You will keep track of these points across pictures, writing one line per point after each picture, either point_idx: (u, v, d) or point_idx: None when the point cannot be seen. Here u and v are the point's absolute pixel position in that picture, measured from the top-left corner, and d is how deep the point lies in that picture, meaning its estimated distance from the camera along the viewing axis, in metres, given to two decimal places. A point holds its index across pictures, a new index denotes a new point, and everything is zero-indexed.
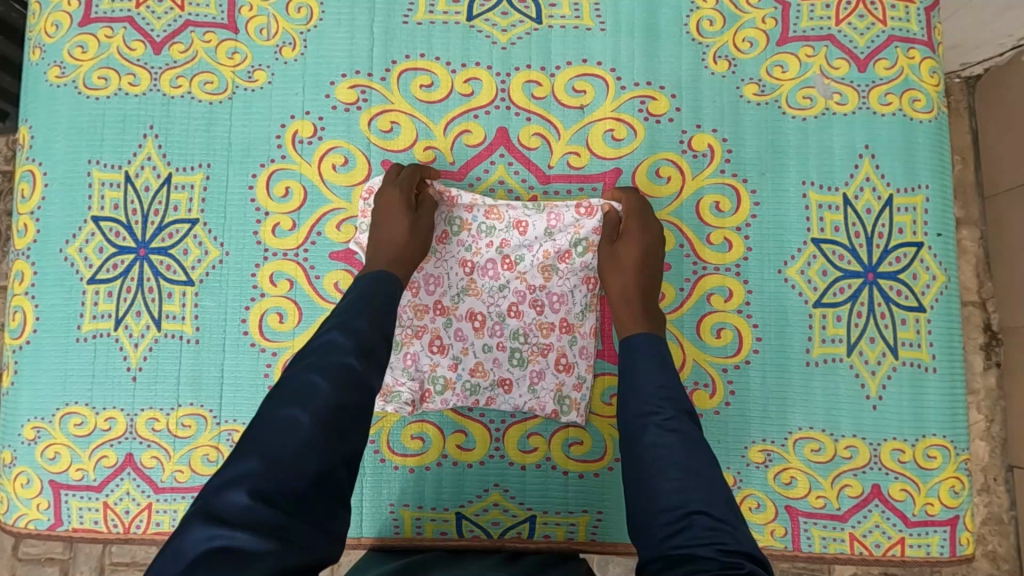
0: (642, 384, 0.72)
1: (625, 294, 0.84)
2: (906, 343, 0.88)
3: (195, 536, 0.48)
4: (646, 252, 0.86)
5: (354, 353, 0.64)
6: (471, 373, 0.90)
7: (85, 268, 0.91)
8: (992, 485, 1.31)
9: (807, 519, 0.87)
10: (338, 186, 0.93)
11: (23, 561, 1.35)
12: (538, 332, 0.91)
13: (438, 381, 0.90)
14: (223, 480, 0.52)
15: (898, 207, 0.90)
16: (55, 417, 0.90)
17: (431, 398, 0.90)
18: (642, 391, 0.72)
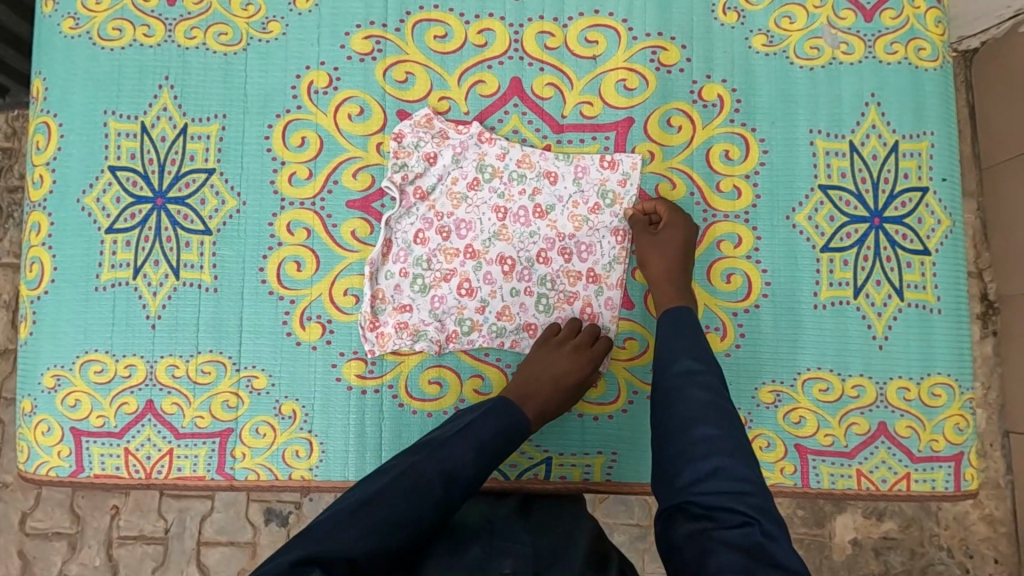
0: (670, 362, 0.75)
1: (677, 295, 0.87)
2: (912, 285, 0.90)
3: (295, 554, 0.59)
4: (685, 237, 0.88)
5: (464, 488, 0.70)
6: (498, 317, 0.92)
7: (102, 218, 0.92)
8: (990, 451, 1.35)
9: (816, 457, 0.89)
10: (354, 134, 0.94)
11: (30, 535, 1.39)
12: (566, 279, 0.93)
13: (465, 323, 0.92)
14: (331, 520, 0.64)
15: (904, 153, 0.92)
16: (75, 364, 0.91)
17: (458, 338, 0.92)
18: (670, 367, 0.75)
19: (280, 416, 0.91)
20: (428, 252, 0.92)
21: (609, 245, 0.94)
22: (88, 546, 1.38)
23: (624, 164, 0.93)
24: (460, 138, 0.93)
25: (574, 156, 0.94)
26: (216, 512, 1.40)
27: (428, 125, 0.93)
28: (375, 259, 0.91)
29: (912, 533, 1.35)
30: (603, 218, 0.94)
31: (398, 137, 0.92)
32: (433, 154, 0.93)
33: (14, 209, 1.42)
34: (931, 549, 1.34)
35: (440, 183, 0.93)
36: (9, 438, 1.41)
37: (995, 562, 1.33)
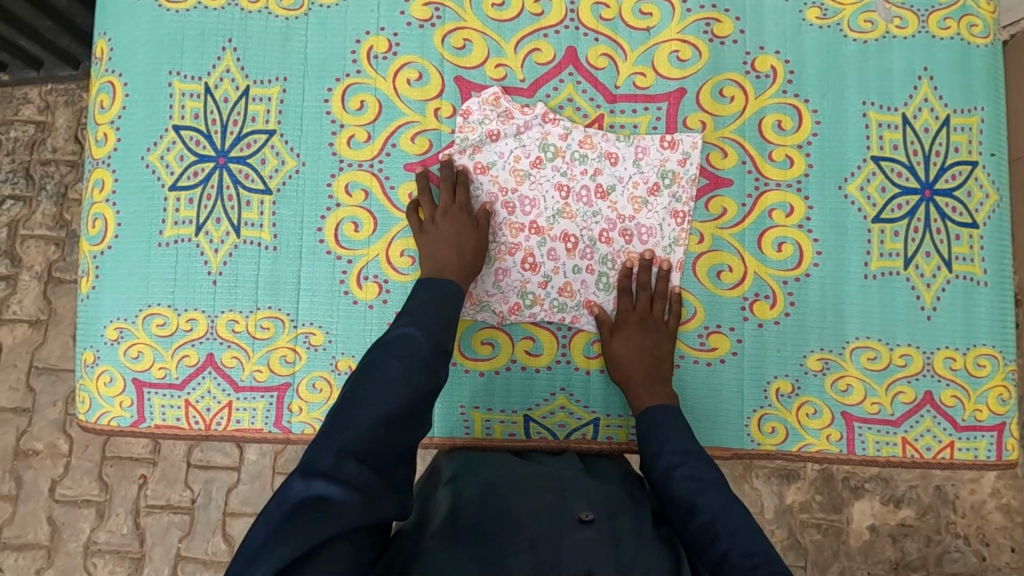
0: (662, 446, 0.80)
1: (629, 390, 0.88)
2: (960, 258, 0.92)
3: (294, 488, 0.58)
4: (654, 348, 0.90)
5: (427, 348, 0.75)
6: (560, 292, 0.94)
7: (166, 175, 0.94)
8: None
9: (861, 424, 0.91)
10: (413, 100, 0.96)
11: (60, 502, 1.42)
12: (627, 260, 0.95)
13: (527, 296, 0.94)
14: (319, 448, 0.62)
15: (955, 127, 0.93)
16: (138, 318, 0.93)
17: (521, 311, 0.94)
18: (663, 449, 0.79)
19: (337, 372, 0.93)
20: (494, 226, 0.94)
21: (670, 228, 0.94)
22: (116, 514, 1.42)
23: (685, 144, 0.95)
24: (524, 119, 0.95)
25: (636, 138, 0.96)
26: (242, 483, 1.43)
27: (495, 104, 0.95)
28: None
29: (930, 521, 1.38)
30: (662, 200, 0.95)
31: (465, 113, 0.95)
32: (497, 132, 0.95)
33: (46, 180, 1.47)
34: (948, 536, 1.38)
35: (501, 160, 0.95)
36: (39, 406, 1.44)
37: (1011, 551, 1.38)
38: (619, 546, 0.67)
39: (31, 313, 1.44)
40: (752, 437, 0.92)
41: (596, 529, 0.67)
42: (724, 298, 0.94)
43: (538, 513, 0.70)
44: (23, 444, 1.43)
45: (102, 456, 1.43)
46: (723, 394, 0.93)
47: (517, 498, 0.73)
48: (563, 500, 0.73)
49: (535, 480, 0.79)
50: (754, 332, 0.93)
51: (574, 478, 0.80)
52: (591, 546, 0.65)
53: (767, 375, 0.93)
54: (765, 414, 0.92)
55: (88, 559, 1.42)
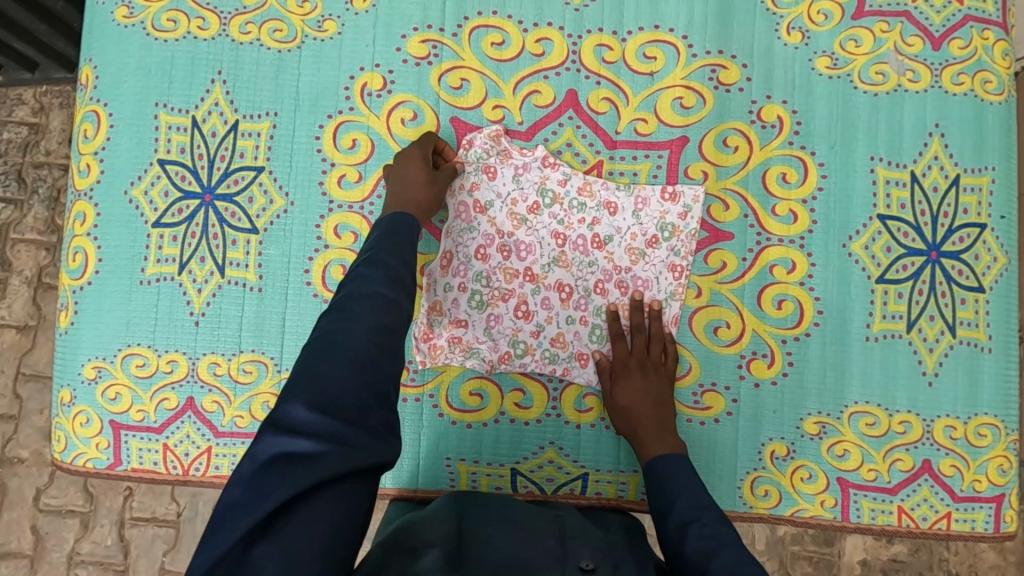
0: (671, 505, 0.75)
1: (637, 438, 0.85)
2: (964, 323, 0.89)
3: (266, 443, 0.53)
4: (659, 394, 0.87)
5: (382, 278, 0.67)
6: (551, 343, 0.92)
7: (150, 211, 0.91)
8: None
9: (857, 491, 0.89)
10: (407, 140, 0.93)
11: (45, 511, 1.41)
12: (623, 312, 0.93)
13: (518, 346, 0.92)
14: (287, 398, 0.55)
15: (965, 187, 0.90)
16: (116, 357, 0.90)
17: (512, 360, 0.92)
18: (672, 509, 0.75)
19: None
20: (488, 269, 0.93)
21: (666, 281, 0.92)
22: (100, 526, 1.39)
23: (685, 197, 0.92)
24: (523, 159, 0.93)
25: (636, 187, 0.93)
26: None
27: (496, 141, 0.92)
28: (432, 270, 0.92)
29: (921, 557, 1.36)
30: (660, 253, 0.92)
31: (466, 146, 0.92)
32: (494, 169, 0.93)
33: (38, 184, 1.43)
34: (940, 573, 1.36)
35: (501, 201, 0.93)
36: (24, 413, 1.42)
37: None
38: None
39: (19, 319, 1.41)
40: (744, 499, 0.90)
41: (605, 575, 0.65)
42: (720, 355, 0.91)
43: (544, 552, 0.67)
44: (7, 452, 1.41)
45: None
46: (717, 456, 0.90)
47: (523, 538, 0.70)
48: (566, 546, 0.70)
49: (541, 522, 0.77)
50: (751, 392, 0.91)
51: (579, 526, 0.77)
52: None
53: (762, 436, 0.90)
54: (759, 477, 0.90)
55: (71, 570, 1.40)
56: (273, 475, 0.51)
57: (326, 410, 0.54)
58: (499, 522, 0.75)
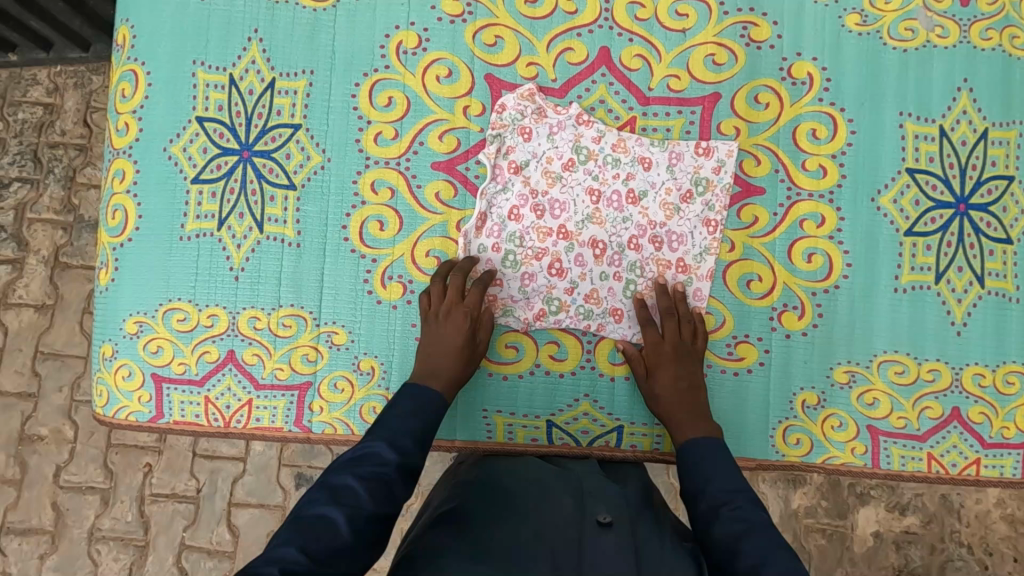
0: (705, 485, 0.74)
1: (669, 421, 0.85)
2: (993, 274, 0.91)
3: None
4: (690, 378, 0.87)
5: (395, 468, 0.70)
6: (585, 299, 0.93)
7: (189, 167, 0.93)
8: None
9: (887, 438, 0.91)
10: (442, 97, 0.94)
11: (65, 489, 1.41)
12: (655, 267, 0.94)
13: (552, 302, 0.93)
14: (261, 558, 0.57)
15: (992, 140, 0.92)
16: (158, 312, 0.92)
17: (546, 317, 0.93)
18: (705, 489, 0.73)
19: (360, 373, 0.92)
20: (521, 230, 0.93)
21: (701, 236, 0.93)
22: (120, 502, 1.40)
23: (719, 152, 0.93)
24: (557, 118, 0.94)
25: (670, 143, 0.94)
26: (248, 474, 1.42)
27: (530, 100, 0.93)
28: (469, 231, 0.92)
29: (933, 528, 1.38)
30: (694, 207, 0.93)
31: (500, 109, 0.93)
32: (530, 131, 0.93)
33: (54, 163, 1.44)
34: (951, 545, 1.38)
35: (534, 160, 0.94)
36: (43, 391, 1.42)
37: (1014, 562, 1.38)
38: (641, 555, 0.64)
39: (37, 298, 1.42)
40: (776, 447, 0.92)
41: (616, 534, 0.66)
42: (752, 308, 0.93)
43: (557, 522, 0.68)
44: (28, 429, 1.42)
45: (108, 443, 1.42)
46: (749, 406, 0.92)
47: (539, 504, 0.72)
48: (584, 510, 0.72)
49: (557, 485, 0.78)
50: (782, 343, 0.92)
51: (597, 485, 0.79)
52: (612, 553, 0.63)
53: (794, 387, 0.92)
54: (790, 426, 0.92)
55: (92, 546, 1.40)
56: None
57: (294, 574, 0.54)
58: (521, 487, 0.77)
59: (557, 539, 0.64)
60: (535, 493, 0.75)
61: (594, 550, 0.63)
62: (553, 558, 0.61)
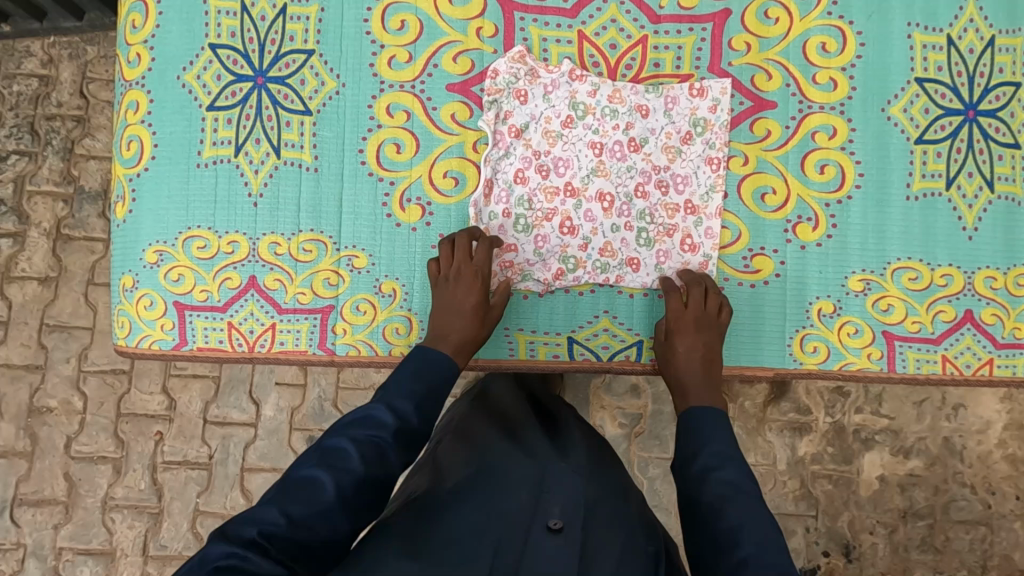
0: (692, 458, 0.78)
1: (680, 390, 0.88)
2: (1002, 178, 0.92)
3: (216, 551, 0.60)
4: (708, 347, 0.88)
5: (390, 434, 0.74)
6: (600, 253, 0.93)
7: (203, 95, 0.93)
8: (1015, 394, 1.41)
9: (902, 343, 0.93)
10: (454, 19, 0.94)
11: (77, 459, 1.40)
12: (664, 212, 0.93)
13: (569, 261, 0.93)
14: (249, 515, 0.64)
15: (999, 48, 0.93)
16: (178, 241, 0.92)
17: (565, 276, 0.93)
18: (692, 463, 0.78)
19: (381, 295, 0.93)
20: (529, 192, 0.92)
21: (705, 175, 0.93)
22: (134, 470, 1.39)
23: (713, 90, 0.93)
24: (550, 77, 0.93)
25: (664, 88, 0.93)
26: (260, 439, 1.40)
27: (521, 62, 0.92)
28: (478, 201, 0.92)
29: (937, 471, 1.41)
30: (696, 147, 0.93)
31: (494, 75, 0.93)
32: (525, 93, 0.92)
33: (52, 135, 1.43)
34: (955, 486, 1.40)
35: (534, 122, 0.93)
36: (51, 363, 1.41)
37: (1016, 499, 1.40)
38: (587, 558, 0.67)
39: (41, 270, 1.41)
40: (794, 356, 0.93)
41: (564, 539, 0.69)
42: (768, 221, 0.94)
43: (507, 515, 0.72)
44: (37, 402, 1.41)
45: (118, 412, 1.41)
46: (766, 316, 0.94)
47: (497, 497, 0.74)
48: (540, 501, 0.75)
49: (521, 469, 0.79)
50: (797, 254, 0.94)
51: (560, 471, 0.80)
52: (552, 558, 0.66)
53: (810, 296, 0.93)
54: (807, 334, 0.93)
55: (107, 515, 1.40)
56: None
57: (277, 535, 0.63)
58: (484, 475, 0.78)
59: (503, 539, 0.68)
60: (497, 480, 0.77)
61: (536, 557, 0.66)
62: (492, 562, 0.64)
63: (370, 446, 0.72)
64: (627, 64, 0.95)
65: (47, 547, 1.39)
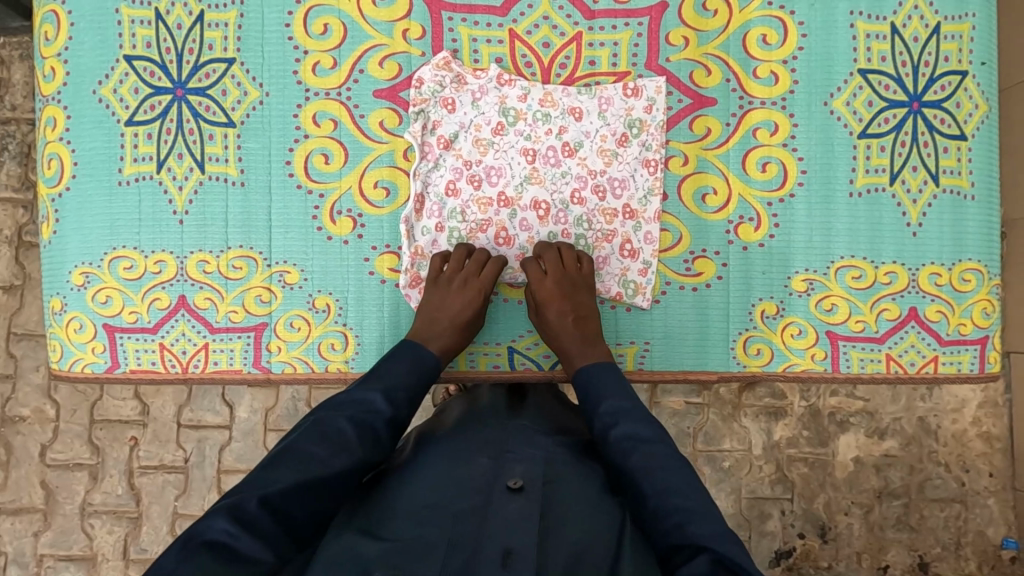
0: (597, 403, 0.72)
1: (564, 357, 0.81)
2: (947, 171, 0.90)
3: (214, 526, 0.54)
4: (564, 299, 0.83)
5: (384, 424, 0.69)
6: None
7: (121, 110, 0.89)
8: None
9: (847, 342, 0.91)
10: (380, 21, 0.90)
11: (52, 467, 1.35)
12: (602, 218, 0.91)
13: (506, 272, 0.91)
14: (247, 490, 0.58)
15: (945, 35, 0.90)
16: (104, 261, 0.90)
17: (503, 287, 0.91)
18: (597, 407, 0.71)
19: (315, 310, 0.91)
20: (461, 204, 0.90)
21: (643, 178, 0.91)
22: (109, 476, 1.34)
23: (648, 90, 0.90)
24: (478, 83, 0.90)
25: (598, 88, 0.90)
26: (235, 441, 1.34)
27: (447, 68, 0.89)
28: (409, 216, 0.89)
29: (912, 450, 1.36)
30: (632, 150, 0.91)
31: (418, 83, 0.89)
32: (452, 101, 0.90)
33: (6, 140, 1.32)
34: (929, 465, 1.36)
35: (463, 131, 0.90)
36: (21, 371, 1.35)
37: (990, 476, 1.36)
38: (549, 521, 0.59)
39: (4, 279, 1.33)
40: (738, 359, 0.92)
41: (525, 500, 0.60)
42: (710, 221, 0.92)
43: (462, 486, 0.63)
44: (8, 411, 1.35)
45: (91, 418, 1.35)
46: (709, 320, 0.92)
47: (449, 465, 0.66)
48: (500, 466, 0.66)
49: (480, 439, 0.70)
50: (739, 255, 0.92)
51: (521, 436, 0.71)
52: (515, 520, 0.58)
53: (753, 297, 0.92)
54: (751, 336, 0.92)
55: (85, 520, 1.35)
56: (191, 567, 0.51)
57: (277, 506, 0.57)
58: (437, 449, 0.70)
59: (459, 509, 0.60)
60: (452, 448, 0.69)
61: (494, 521, 0.58)
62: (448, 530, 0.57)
63: (369, 433, 0.66)
64: (562, 63, 0.91)
65: (28, 554, 1.35)
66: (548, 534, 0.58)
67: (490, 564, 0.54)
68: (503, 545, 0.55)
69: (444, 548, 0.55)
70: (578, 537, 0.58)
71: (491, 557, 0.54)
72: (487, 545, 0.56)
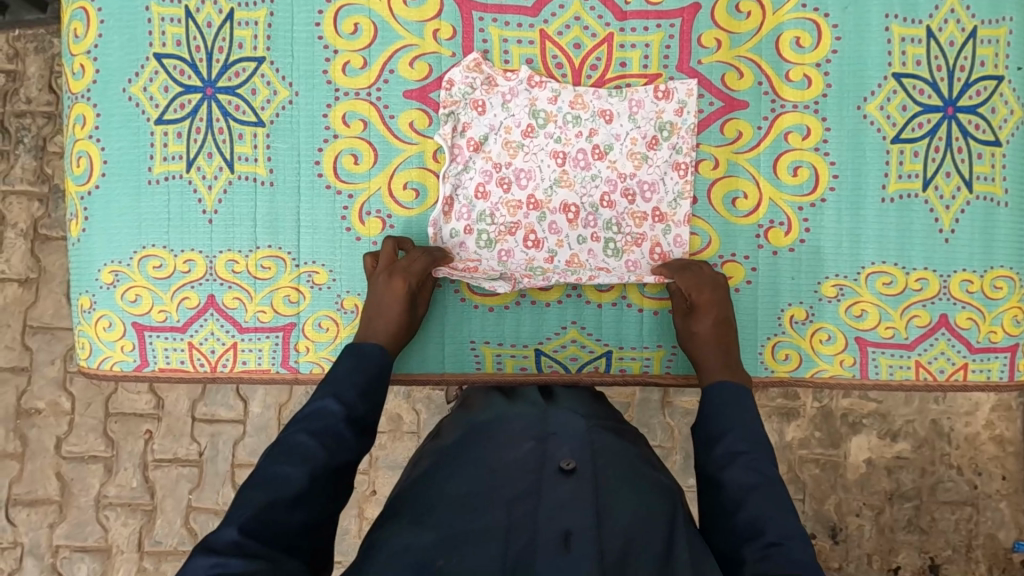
0: (716, 441, 0.70)
1: (703, 366, 0.82)
2: (980, 178, 0.89)
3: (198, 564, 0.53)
4: (722, 312, 0.84)
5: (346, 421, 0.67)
6: (567, 265, 0.91)
7: (151, 108, 0.89)
8: None
9: (875, 348, 0.91)
10: (410, 21, 0.90)
11: (69, 459, 1.35)
12: (631, 221, 0.91)
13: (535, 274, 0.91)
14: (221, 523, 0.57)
15: (981, 39, 0.89)
16: (133, 260, 0.90)
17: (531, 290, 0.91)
18: (716, 445, 0.70)
19: (343, 311, 0.91)
20: (491, 207, 0.90)
21: (673, 181, 0.90)
22: (124, 469, 1.34)
23: (679, 93, 0.90)
24: (508, 85, 0.89)
25: (628, 90, 0.90)
26: (249, 435, 1.35)
27: (477, 70, 0.89)
28: (437, 218, 0.89)
29: (923, 453, 1.36)
30: (662, 153, 0.90)
31: (448, 85, 0.89)
32: (482, 103, 0.89)
33: (23, 132, 1.31)
34: (942, 468, 1.36)
35: (493, 133, 0.90)
36: (36, 364, 1.35)
37: (1002, 479, 1.36)
38: (602, 500, 0.59)
39: (20, 272, 1.33)
40: (766, 364, 0.92)
41: (577, 481, 0.60)
42: (739, 226, 0.91)
43: (515, 471, 0.62)
44: (24, 404, 1.35)
45: (106, 412, 1.35)
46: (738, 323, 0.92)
47: (497, 449, 0.66)
48: (547, 448, 0.65)
49: (523, 424, 0.70)
50: (769, 260, 0.91)
51: (562, 420, 0.70)
52: (568, 501, 0.59)
53: (782, 302, 0.91)
54: (779, 341, 0.92)
55: (101, 512, 1.35)
56: None
57: (254, 531, 0.56)
58: (476, 439, 0.70)
59: (513, 494, 0.60)
60: (495, 437, 0.69)
61: (547, 504, 0.59)
62: (508, 515, 0.58)
63: (330, 436, 0.65)
64: (592, 65, 0.90)
65: (43, 546, 1.35)
66: (604, 516, 0.58)
67: (550, 547, 0.55)
68: (561, 527, 0.56)
69: (502, 533, 0.57)
70: (631, 517, 0.59)
71: (550, 540, 0.56)
72: (546, 529, 0.57)
